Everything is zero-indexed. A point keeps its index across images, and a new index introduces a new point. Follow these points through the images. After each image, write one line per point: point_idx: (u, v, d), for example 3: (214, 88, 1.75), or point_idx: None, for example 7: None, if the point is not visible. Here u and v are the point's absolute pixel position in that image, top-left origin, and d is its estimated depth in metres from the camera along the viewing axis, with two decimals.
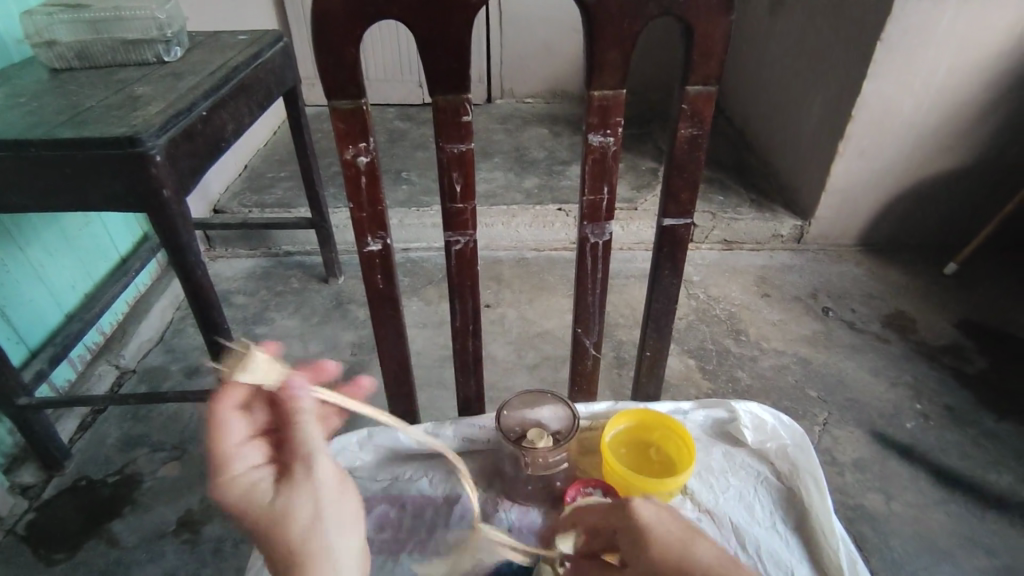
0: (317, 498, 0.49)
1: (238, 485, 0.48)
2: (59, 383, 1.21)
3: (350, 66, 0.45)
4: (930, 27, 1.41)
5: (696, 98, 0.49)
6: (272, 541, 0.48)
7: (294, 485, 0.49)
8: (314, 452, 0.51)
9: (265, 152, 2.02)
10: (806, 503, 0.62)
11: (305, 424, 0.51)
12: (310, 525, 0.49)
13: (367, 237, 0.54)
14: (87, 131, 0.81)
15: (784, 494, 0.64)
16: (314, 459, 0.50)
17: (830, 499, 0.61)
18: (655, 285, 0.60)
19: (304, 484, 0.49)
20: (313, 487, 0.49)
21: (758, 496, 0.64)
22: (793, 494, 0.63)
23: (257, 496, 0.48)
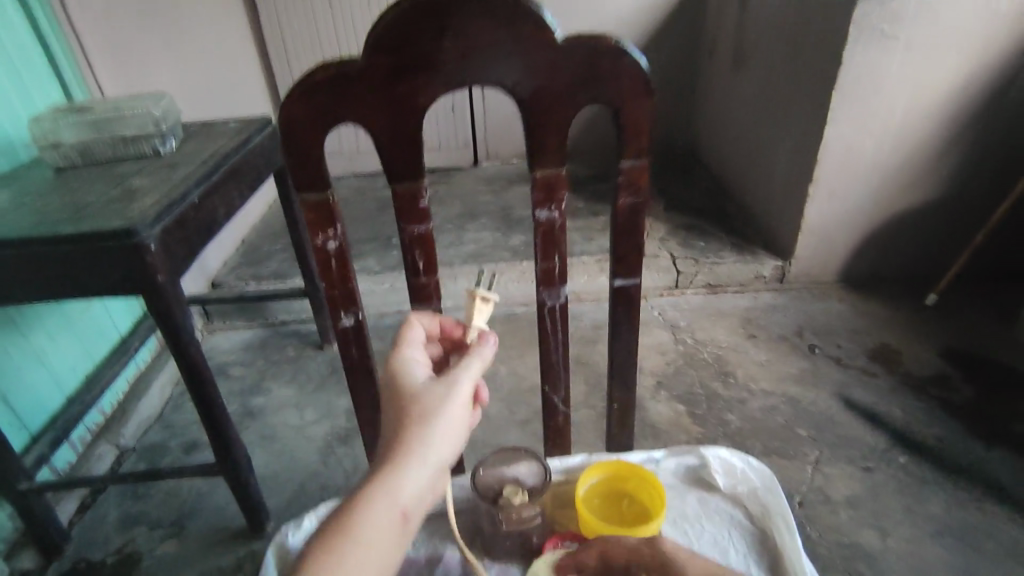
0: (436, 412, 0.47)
1: (405, 366, 0.51)
2: (60, 466, 1.23)
3: (316, 165, 0.51)
4: (880, 75, 1.50)
5: (631, 171, 0.54)
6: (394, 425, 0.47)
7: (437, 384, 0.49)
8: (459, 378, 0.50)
9: (260, 226, 2.10)
10: (778, 544, 0.64)
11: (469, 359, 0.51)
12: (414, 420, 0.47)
13: (341, 313, 0.59)
14: (86, 225, 0.86)
15: (757, 537, 0.65)
16: (458, 382, 0.49)
17: (798, 539, 0.63)
18: (616, 341, 0.64)
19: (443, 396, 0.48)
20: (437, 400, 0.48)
21: (732, 542, 0.65)
22: (765, 536, 0.65)
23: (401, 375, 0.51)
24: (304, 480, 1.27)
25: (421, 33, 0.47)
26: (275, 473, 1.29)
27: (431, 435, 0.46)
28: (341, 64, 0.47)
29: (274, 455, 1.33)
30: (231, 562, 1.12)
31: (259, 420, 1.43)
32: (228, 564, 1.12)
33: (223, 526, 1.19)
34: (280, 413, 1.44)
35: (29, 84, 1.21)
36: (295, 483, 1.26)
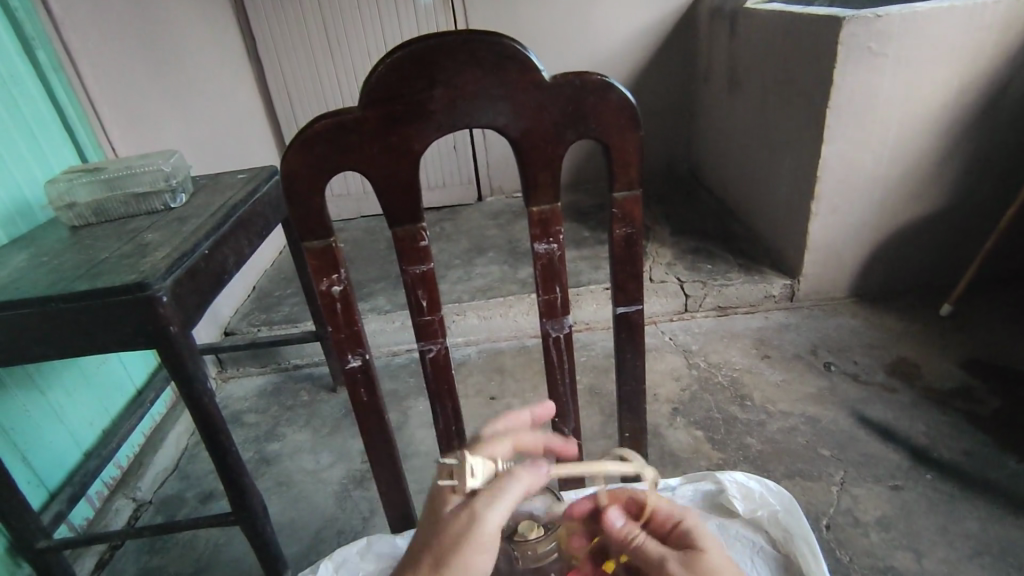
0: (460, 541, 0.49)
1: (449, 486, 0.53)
2: (77, 522, 1.22)
3: (318, 213, 0.52)
4: (873, 92, 1.52)
5: (624, 202, 0.55)
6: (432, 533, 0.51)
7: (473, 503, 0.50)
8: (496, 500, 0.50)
9: (272, 272, 2.13)
10: (805, 570, 0.63)
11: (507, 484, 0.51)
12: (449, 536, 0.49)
13: (348, 355, 0.59)
14: (100, 281, 0.88)
15: (781, 563, 0.64)
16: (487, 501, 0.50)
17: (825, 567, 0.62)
18: (622, 369, 0.64)
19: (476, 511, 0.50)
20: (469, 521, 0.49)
21: (755, 568, 0.64)
22: (790, 565, 0.64)
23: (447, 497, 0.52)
24: (321, 526, 1.26)
25: (412, 82, 0.48)
26: (292, 520, 1.28)
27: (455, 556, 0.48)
28: (337, 115, 0.49)
29: (291, 501, 1.33)
30: None
31: (275, 466, 1.42)
32: None
33: None
34: (295, 459, 1.44)
35: (45, 147, 1.26)
36: (312, 530, 1.25)
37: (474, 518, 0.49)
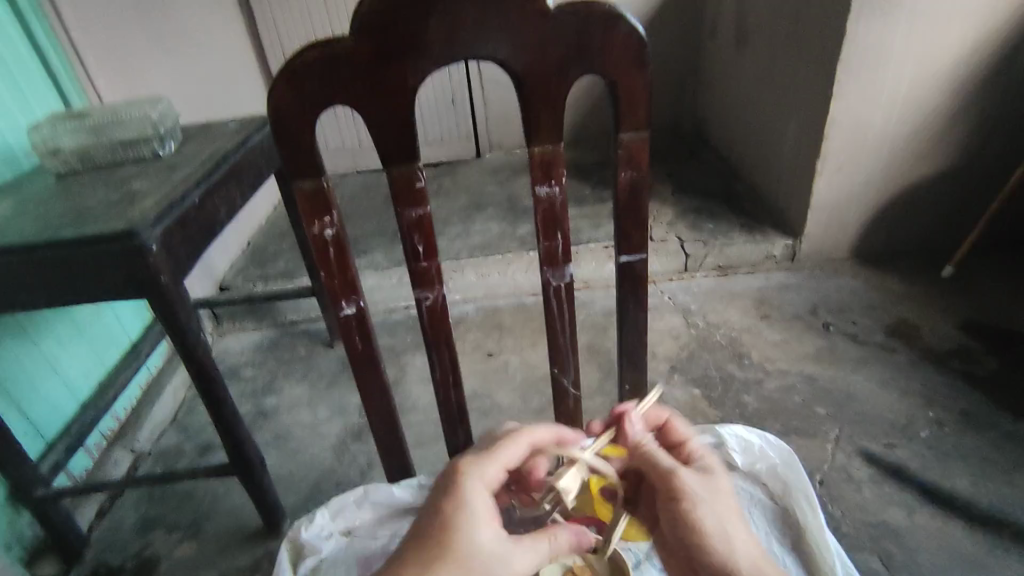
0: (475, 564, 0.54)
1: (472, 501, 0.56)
2: (76, 472, 1.23)
3: (309, 152, 0.50)
4: (887, 45, 1.46)
5: (630, 143, 0.53)
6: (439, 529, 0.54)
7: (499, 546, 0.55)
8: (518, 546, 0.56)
9: (267, 227, 2.10)
10: (800, 521, 0.66)
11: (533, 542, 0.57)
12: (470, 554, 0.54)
13: (342, 302, 0.58)
14: (87, 229, 0.86)
15: (778, 513, 0.67)
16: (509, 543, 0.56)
17: (822, 517, 0.64)
18: (623, 320, 0.63)
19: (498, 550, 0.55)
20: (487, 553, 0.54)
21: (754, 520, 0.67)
22: (787, 515, 0.67)
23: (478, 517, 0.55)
24: (319, 477, 1.27)
25: (407, 9, 0.45)
26: (290, 472, 1.29)
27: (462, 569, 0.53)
28: (327, 45, 0.46)
29: (289, 454, 1.34)
30: (250, 561, 1.12)
31: (272, 419, 1.43)
32: (247, 563, 1.12)
33: (239, 527, 1.19)
34: (292, 413, 1.44)
35: (27, 91, 1.21)
36: (310, 481, 1.27)
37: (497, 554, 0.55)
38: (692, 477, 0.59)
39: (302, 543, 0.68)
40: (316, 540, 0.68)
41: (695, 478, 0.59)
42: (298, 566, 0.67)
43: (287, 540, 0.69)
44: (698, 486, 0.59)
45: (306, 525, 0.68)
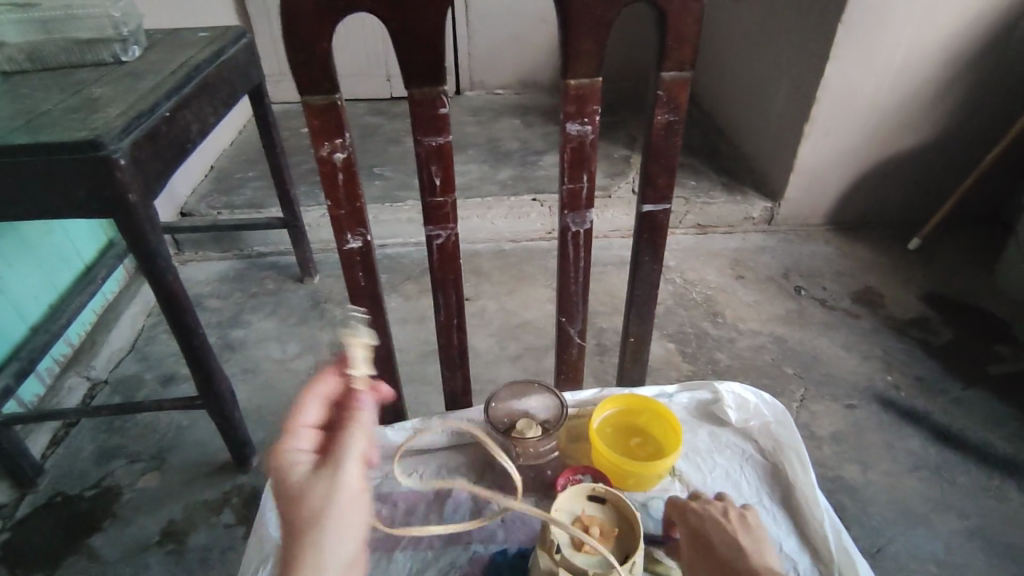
0: (332, 513, 0.43)
1: (284, 462, 0.45)
2: (27, 399, 1.17)
3: (323, 61, 0.46)
4: (887, 10, 1.44)
5: (670, 85, 0.52)
6: (289, 520, 0.43)
7: (330, 487, 0.44)
8: (347, 457, 0.45)
9: (232, 152, 1.97)
10: (790, 478, 0.68)
11: (356, 429, 0.46)
12: (324, 520, 0.43)
13: (348, 235, 0.56)
14: (44, 135, 0.77)
15: (770, 470, 0.70)
16: (345, 462, 0.45)
17: (813, 472, 0.68)
18: (637, 271, 0.65)
19: (335, 480, 0.44)
20: (342, 483, 0.44)
21: (744, 474, 0.70)
22: (777, 470, 0.70)
23: (292, 477, 0.44)
24: (290, 413, 1.24)
25: None
26: (259, 407, 1.26)
27: (336, 532, 0.43)
28: None
29: (257, 388, 1.30)
30: (218, 495, 1.10)
31: (239, 353, 1.38)
32: (215, 497, 1.10)
33: (206, 459, 1.16)
34: (260, 347, 1.39)
35: None
36: (280, 417, 1.24)
37: (332, 480, 0.44)
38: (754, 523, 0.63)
39: None
40: None
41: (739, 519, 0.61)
42: (284, 504, 0.68)
43: None
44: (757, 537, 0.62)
45: None
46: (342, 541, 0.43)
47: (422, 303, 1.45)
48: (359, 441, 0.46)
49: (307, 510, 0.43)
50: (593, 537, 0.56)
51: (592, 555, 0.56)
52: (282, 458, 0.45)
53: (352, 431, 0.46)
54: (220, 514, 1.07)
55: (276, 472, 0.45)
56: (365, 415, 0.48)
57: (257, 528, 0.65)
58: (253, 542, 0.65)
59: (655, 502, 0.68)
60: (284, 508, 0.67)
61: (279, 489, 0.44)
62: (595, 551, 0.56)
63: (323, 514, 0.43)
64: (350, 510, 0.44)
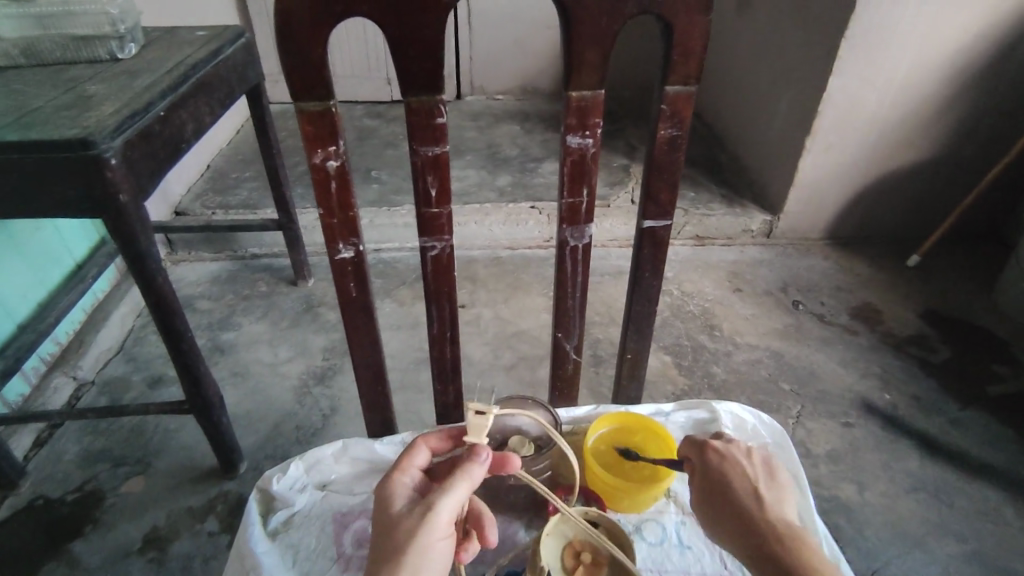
0: (419, 546, 0.49)
1: (395, 489, 0.55)
2: (12, 398, 1.16)
3: (317, 67, 0.45)
4: (891, 27, 1.44)
5: (675, 98, 0.51)
6: (381, 542, 0.51)
7: (421, 523, 0.50)
8: (442, 502, 0.51)
9: (228, 152, 1.95)
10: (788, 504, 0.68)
11: (458, 481, 0.52)
12: (408, 551, 0.49)
13: (340, 245, 0.54)
14: (33, 133, 0.76)
15: None
16: (438, 506, 0.51)
17: (812, 497, 0.67)
18: (636, 286, 0.63)
19: (426, 518, 0.50)
20: (432, 526, 0.50)
21: None
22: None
23: (396, 505, 0.53)
24: (279, 419, 1.22)
25: None
26: (247, 411, 1.24)
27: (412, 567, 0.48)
28: None
29: (246, 393, 1.28)
30: (203, 502, 1.08)
31: (229, 356, 1.36)
32: (200, 504, 1.07)
33: (192, 465, 1.13)
34: (251, 350, 1.37)
35: None
36: (269, 422, 1.22)
37: (425, 515, 0.50)
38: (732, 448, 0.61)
39: (273, 494, 0.68)
40: (287, 492, 0.68)
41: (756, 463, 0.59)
42: (267, 518, 0.67)
43: (258, 490, 0.69)
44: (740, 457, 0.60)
45: (279, 476, 0.69)
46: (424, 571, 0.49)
47: (417, 309, 1.43)
48: (458, 491, 0.51)
49: (398, 538, 0.50)
50: (584, 563, 0.57)
51: None
52: (394, 487, 0.55)
53: (452, 479, 0.52)
54: (204, 521, 1.05)
55: (386, 497, 0.54)
56: (470, 468, 0.52)
57: (240, 542, 0.64)
58: (235, 558, 0.63)
59: (649, 525, 0.66)
60: (267, 522, 0.66)
61: (382, 510, 0.54)
62: None
63: (410, 545, 0.49)
64: (431, 552, 0.50)
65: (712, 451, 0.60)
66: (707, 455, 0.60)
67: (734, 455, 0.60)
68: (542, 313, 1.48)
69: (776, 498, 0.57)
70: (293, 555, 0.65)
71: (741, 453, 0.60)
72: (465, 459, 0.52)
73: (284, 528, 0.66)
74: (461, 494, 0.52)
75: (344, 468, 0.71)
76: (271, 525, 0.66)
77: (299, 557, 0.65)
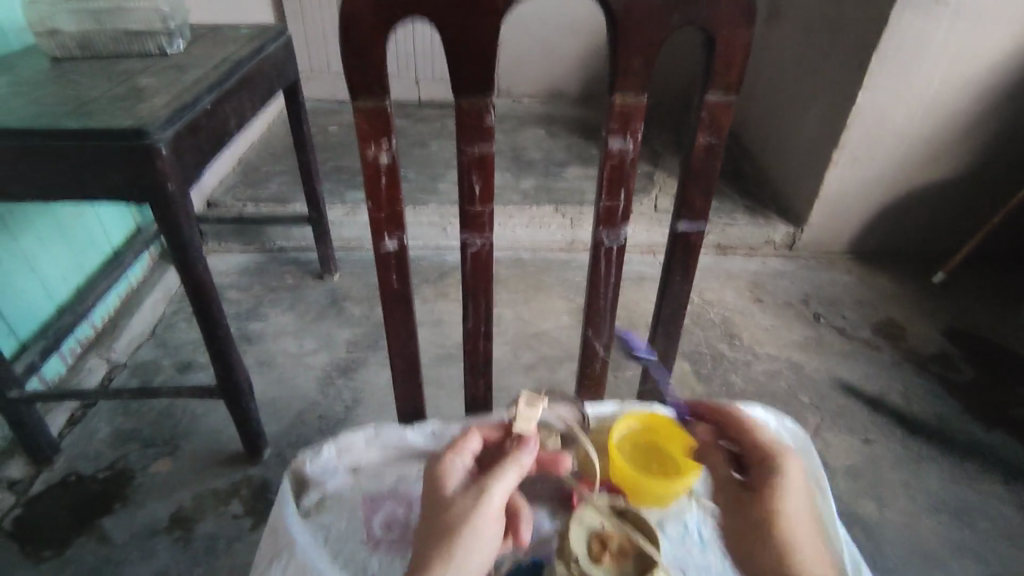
0: (473, 528, 0.53)
1: (445, 473, 0.58)
2: (49, 376, 1.20)
3: (377, 66, 0.48)
4: (924, 42, 1.44)
5: (715, 106, 0.54)
6: (437, 521, 0.54)
7: (475, 506, 0.54)
8: (495, 489, 0.55)
9: (259, 146, 1.99)
10: None
11: (510, 471, 0.56)
12: (464, 532, 0.53)
13: (384, 236, 0.59)
14: (91, 122, 0.79)
15: None
16: (491, 493, 0.55)
17: None
18: (667, 290, 0.68)
19: (479, 504, 0.54)
20: (485, 511, 0.54)
21: None
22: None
23: (447, 488, 0.57)
24: (303, 408, 1.25)
25: None
26: (272, 400, 1.27)
27: (465, 547, 0.52)
28: None
29: (272, 381, 1.31)
30: (229, 485, 1.11)
31: (257, 345, 1.39)
32: (225, 487, 1.11)
33: (218, 449, 1.17)
34: (278, 341, 1.41)
35: None
36: (293, 411, 1.24)
37: (479, 500, 0.54)
38: (795, 458, 0.64)
39: (306, 476, 0.72)
40: (321, 475, 0.72)
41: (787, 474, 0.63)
42: (300, 498, 0.71)
43: (292, 470, 0.72)
44: (799, 471, 0.64)
45: (313, 458, 0.72)
46: (475, 552, 0.53)
47: (440, 307, 1.45)
48: (507, 479, 0.56)
49: (451, 517, 0.54)
50: (610, 551, 0.58)
51: (608, 569, 0.57)
52: (445, 470, 0.58)
53: (504, 468, 0.57)
54: (229, 504, 1.08)
55: (438, 479, 0.58)
56: (519, 457, 0.57)
57: (274, 519, 0.67)
58: (269, 535, 0.66)
59: (672, 524, 0.68)
60: (300, 502, 0.70)
61: (433, 491, 0.57)
62: (611, 566, 0.57)
63: (465, 526, 0.53)
64: (482, 534, 0.54)
65: (778, 456, 0.64)
66: (775, 461, 0.63)
67: (797, 468, 0.63)
68: (563, 315, 1.49)
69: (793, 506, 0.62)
70: (323, 536, 0.68)
71: (800, 467, 0.64)
72: (514, 450, 0.58)
73: (315, 509, 0.70)
74: (512, 483, 0.56)
75: (375, 454, 0.75)
76: (304, 505, 0.70)
77: (329, 538, 0.68)
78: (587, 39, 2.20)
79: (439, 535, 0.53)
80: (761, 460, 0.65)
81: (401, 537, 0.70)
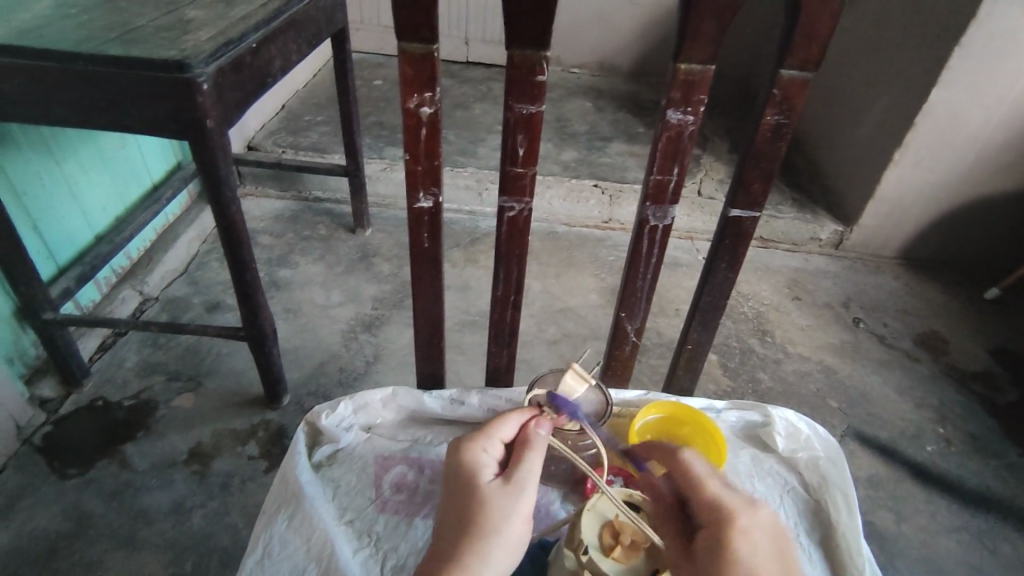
0: (505, 522, 0.50)
1: (474, 463, 0.55)
2: (83, 302, 1.22)
3: (428, 10, 0.47)
4: (1012, 38, 1.33)
5: (789, 82, 0.53)
6: (465, 517, 0.51)
7: (506, 499, 0.52)
8: (526, 481, 0.53)
9: (304, 94, 1.98)
10: (832, 519, 0.71)
11: (535, 459, 0.55)
12: (496, 529, 0.50)
13: (420, 193, 0.58)
14: (136, 50, 0.78)
15: (810, 504, 0.73)
16: (522, 488, 0.53)
17: (859, 519, 0.70)
18: (710, 276, 0.67)
19: (511, 499, 0.52)
20: (515, 506, 0.52)
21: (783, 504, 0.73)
22: (819, 507, 0.72)
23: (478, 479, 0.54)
24: (324, 360, 1.25)
25: None
26: (295, 348, 1.28)
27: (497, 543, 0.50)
28: None
29: (297, 329, 1.32)
30: (247, 426, 1.12)
31: (284, 292, 1.40)
32: (243, 428, 1.12)
33: (239, 391, 1.18)
34: (305, 290, 1.41)
35: None
36: (314, 361, 1.25)
37: (507, 494, 0.52)
38: (753, 515, 0.52)
39: (321, 428, 0.73)
40: (335, 429, 0.73)
41: (744, 496, 0.53)
42: (312, 449, 0.72)
43: (307, 422, 0.73)
44: (759, 528, 0.51)
45: (328, 413, 0.73)
46: (507, 552, 0.50)
47: (469, 272, 1.43)
48: (534, 467, 0.55)
49: (480, 511, 0.51)
50: (623, 544, 0.58)
51: (620, 562, 0.57)
52: (471, 458, 0.56)
53: (528, 454, 0.55)
54: (245, 445, 1.09)
55: (467, 469, 0.55)
56: (538, 439, 0.57)
57: (286, 468, 0.69)
58: (278, 481, 0.68)
59: None
60: (312, 454, 0.71)
61: (460, 481, 0.54)
62: (623, 559, 0.57)
63: (500, 523, 0.50)
64: (514, 529, 0.51)
65: (729, 515, 0.51)
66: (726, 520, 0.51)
67: (755, 525, 0.51)
68: (592, 294, 1.46)
69: (747, 523, 0.51)
70: (332, 490, 0.70)
71: (761, 524, 0.51)
72: (534, 436, 0.57)
73: (327, 463, 0.71)
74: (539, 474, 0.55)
75: (390, 414, 0.76)
76: (317, 457, 0.71)
77: (337, 493, 0.69)
78: (646, 10, 2.11)
79: (472, 531, 0.50)
80: (711, 522, 0.52)
81: (409, 498, 0.71)
